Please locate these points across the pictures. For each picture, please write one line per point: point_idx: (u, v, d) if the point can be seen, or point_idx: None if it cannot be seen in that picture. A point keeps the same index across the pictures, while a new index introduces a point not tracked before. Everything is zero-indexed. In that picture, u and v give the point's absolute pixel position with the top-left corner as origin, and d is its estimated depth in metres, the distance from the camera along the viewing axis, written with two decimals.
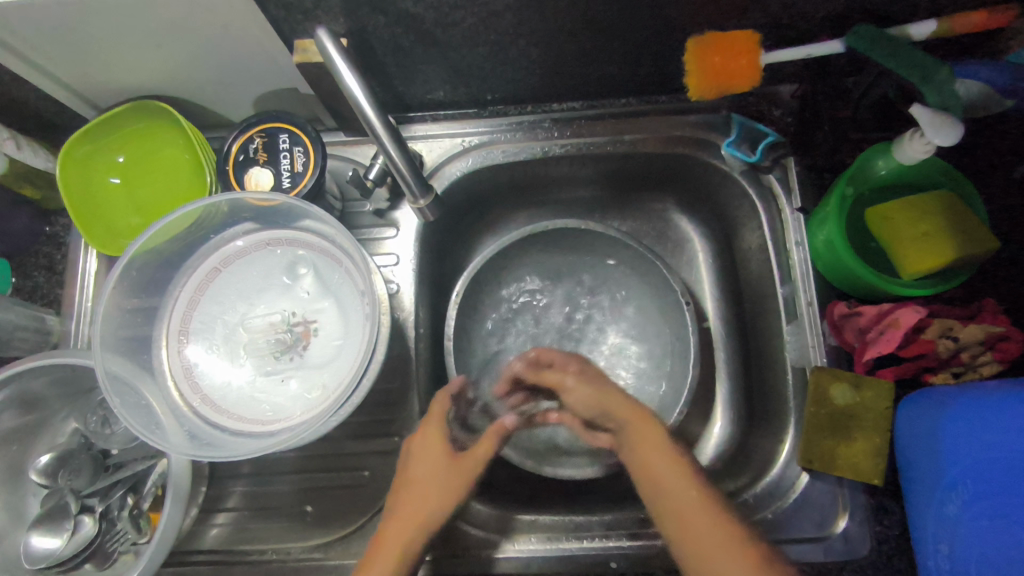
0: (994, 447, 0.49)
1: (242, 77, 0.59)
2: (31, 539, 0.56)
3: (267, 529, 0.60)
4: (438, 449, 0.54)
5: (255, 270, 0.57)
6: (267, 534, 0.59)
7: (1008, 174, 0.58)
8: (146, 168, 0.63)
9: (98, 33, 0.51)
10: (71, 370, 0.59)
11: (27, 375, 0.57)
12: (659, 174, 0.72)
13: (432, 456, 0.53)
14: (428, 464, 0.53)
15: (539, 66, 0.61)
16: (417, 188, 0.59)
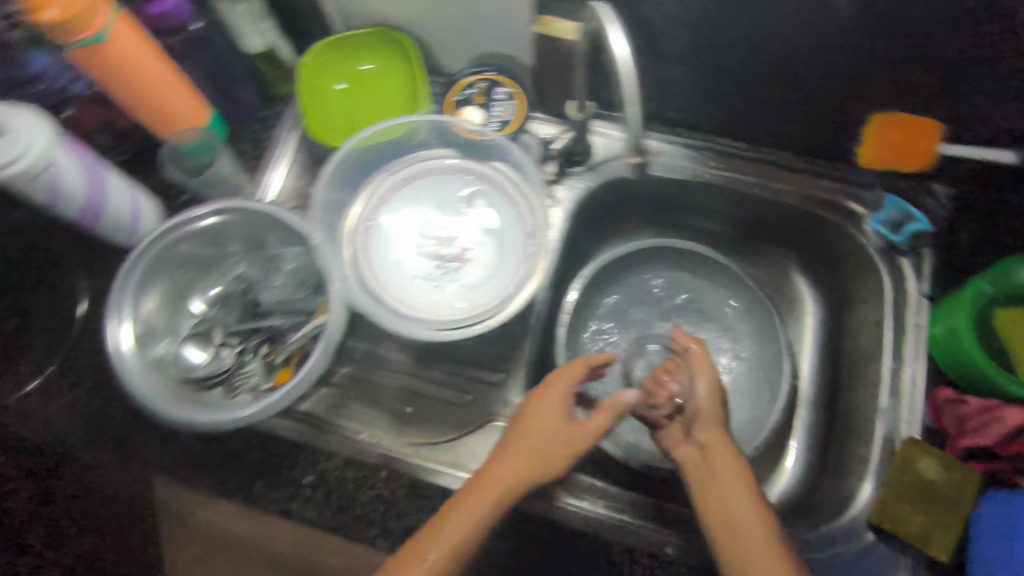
0: None
1: (476, 34, 0.68)
2: (182, 349, 0.64)
3: None
4: (557, 413, 0.57)
5: (441, 188, 0.64)
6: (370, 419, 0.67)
7: None
8: (367, 85, 0.72)
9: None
10: (256, 221, 0.67)
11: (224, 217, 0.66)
12: (796, 231, 0.77)
13: (550, 420, 0.57)
14: (546, 422, 0.57)
15: (729, 99, 0.68)
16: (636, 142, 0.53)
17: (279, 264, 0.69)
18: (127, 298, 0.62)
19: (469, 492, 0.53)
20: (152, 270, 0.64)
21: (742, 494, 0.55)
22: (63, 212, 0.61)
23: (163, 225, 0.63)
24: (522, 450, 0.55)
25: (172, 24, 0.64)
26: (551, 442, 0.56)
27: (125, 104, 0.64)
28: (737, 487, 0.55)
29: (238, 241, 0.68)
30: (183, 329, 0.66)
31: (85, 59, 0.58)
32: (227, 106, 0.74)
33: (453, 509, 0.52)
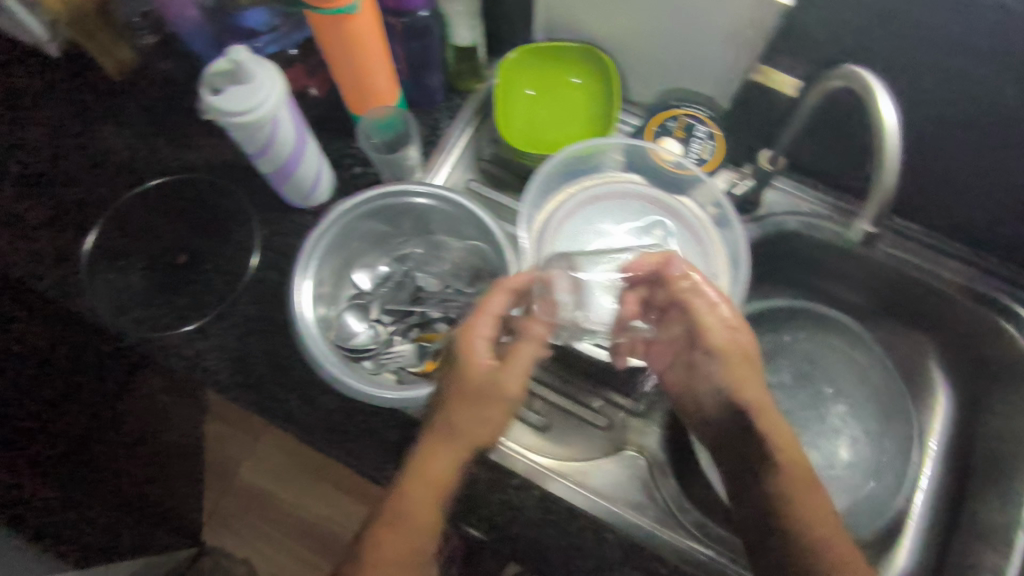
0: None
1: (679, 73, 0.68)
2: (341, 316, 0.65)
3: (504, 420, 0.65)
4: (484, 386, 0.48)
5: (626, 212, 0.64)
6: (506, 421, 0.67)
7: None
8: (559, 99, 0.73)
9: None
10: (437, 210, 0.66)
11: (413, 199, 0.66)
12: (947, 324, 0.75)
13: (478, 400, 0.48)
14: (467, 391, 0.48)
15: (921, 181, 0.67)
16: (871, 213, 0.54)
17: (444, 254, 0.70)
18: (313, 254, 0.61)
19: (414, 469, 0.48)
20: (332, 244, 0.64)
21: (827, 528, 0.49)
22: (263, 162, 0.62)
23: (358, 193, 0.63)
24: (455, 424, 0.48)
25: (406, 8, 0.63)
26: (453, 405, 0.49)
27: (338, 70, 0.65)
28: (795, 489, 0.50)
29: (410, 222, 0.68)
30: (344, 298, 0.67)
31: (324, 23, 0.59)
32: (414, 91, 0.75)
33: (405, 489, 0.48)
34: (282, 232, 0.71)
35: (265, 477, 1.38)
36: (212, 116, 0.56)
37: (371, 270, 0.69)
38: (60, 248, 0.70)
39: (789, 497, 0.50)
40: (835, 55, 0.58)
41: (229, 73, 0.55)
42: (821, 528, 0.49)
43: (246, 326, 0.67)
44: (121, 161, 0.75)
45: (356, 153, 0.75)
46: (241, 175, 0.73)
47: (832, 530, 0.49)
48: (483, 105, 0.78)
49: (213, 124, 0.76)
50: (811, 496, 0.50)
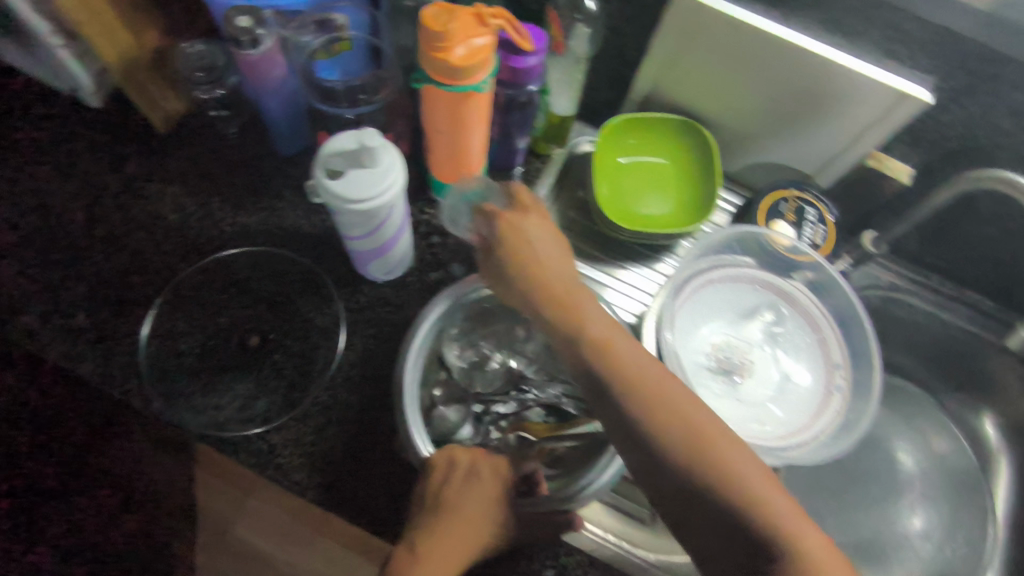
0: None
1: (780, 148, 0.67)
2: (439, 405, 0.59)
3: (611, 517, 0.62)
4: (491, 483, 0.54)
5: (735, 297, 0.64)
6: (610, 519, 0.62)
7: None
8: (648, 169, 0.70)
9: (760, 70, 0.59)
10: None
11: None
12: (1009, 395, 0.78)
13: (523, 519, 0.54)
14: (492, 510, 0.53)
15: (1004, 262, 0.69)
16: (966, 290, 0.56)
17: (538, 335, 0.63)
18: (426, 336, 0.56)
19: (422, 557, 0.50)
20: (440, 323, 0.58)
21: (728, 467, 0.40)
22: (362, 243, 0.57)
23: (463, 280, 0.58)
24: (454, 513, 0.52)
25: (516, 82, 0.59)
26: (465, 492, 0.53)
27: (436, 138, 0.61)
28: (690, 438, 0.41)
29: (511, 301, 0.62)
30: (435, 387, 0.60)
31: (442, 99, 0.54)
32: (498, 156, 0.71)
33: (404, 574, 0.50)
34: (358, 308, 0.65)
35: (268, 538, 1.05)
36: (323, 198, 0.50)
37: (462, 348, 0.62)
38: (103, 327, 0.61)
39: (701, 439, 0.41)
40: (953, 145, 0.58)
41: (353, 154, 0.50)
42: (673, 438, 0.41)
43: (325, 414, 0.60)
44: (168, 226, 0.66)
45: (432, 220, 0.71)
46: (310, 244, 0.67)
47: (724, 452, 0.41)
48: (563, 170, 0.75)
49: (273, 186, 0.69)
50: (700, 425, 0.41)
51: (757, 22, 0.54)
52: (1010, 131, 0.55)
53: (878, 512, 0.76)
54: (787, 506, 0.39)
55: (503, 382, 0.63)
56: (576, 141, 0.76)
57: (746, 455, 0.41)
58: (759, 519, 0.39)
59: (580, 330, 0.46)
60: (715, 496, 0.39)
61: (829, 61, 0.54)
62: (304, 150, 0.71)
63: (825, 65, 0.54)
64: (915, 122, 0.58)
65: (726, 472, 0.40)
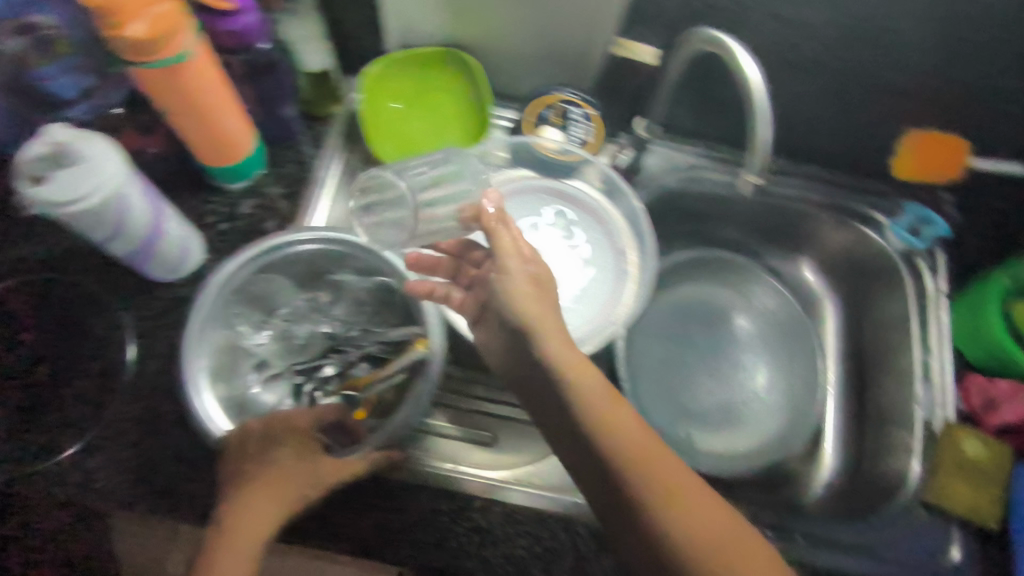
0: None
1: (541, 56, 0.68)
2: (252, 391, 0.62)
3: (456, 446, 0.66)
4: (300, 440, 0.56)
5: (523, 209, 0.64)
6: (454, 449, 0.68)
7: None
8: (421, 106, 0.70)
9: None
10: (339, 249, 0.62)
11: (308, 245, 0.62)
12: (817, 240, 0.83)
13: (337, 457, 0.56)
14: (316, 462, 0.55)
15: (773, 120, 0.72)
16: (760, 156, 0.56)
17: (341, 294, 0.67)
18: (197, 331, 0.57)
19: (229, 529, 0.51)
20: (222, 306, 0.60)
21: (631, 442, 0.45)
22: (116, 245, 0.54)
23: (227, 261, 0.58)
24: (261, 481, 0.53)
25: (239, 45, 0.57)
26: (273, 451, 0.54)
27: (180, 122, 0.59)
28: (634, 448, 0.45)
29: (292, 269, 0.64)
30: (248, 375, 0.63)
31: (152, 77, 0.52)
32: (271, 127, 0.69)
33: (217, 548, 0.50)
34: (153, 314, 0.63)
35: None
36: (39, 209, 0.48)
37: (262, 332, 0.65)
38: None
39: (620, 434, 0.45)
40: (681, 18, 0.60)
41: (55, 156, 0.48)
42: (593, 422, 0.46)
43: (136, 424, 0.58)
44: None
45: (219, 207, 0.69)
46: (87, 261, 0.64)
47: (633, 435, 0.46)
48: (349, 125, 0.75)
49: None
50: (618, 412, 0.46)
51: None
52: None
53: (724, 378, 0.81)
54: (710, 503, 0.44)
55: (317, 349, 0.66)
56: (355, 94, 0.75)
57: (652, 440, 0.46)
58: (660, 498, 0.43)
59: (530, 327, 0.50)
60: (651, 512, 0.43)
61: None
62: None
63: None
64: (639, 3, 0.59)
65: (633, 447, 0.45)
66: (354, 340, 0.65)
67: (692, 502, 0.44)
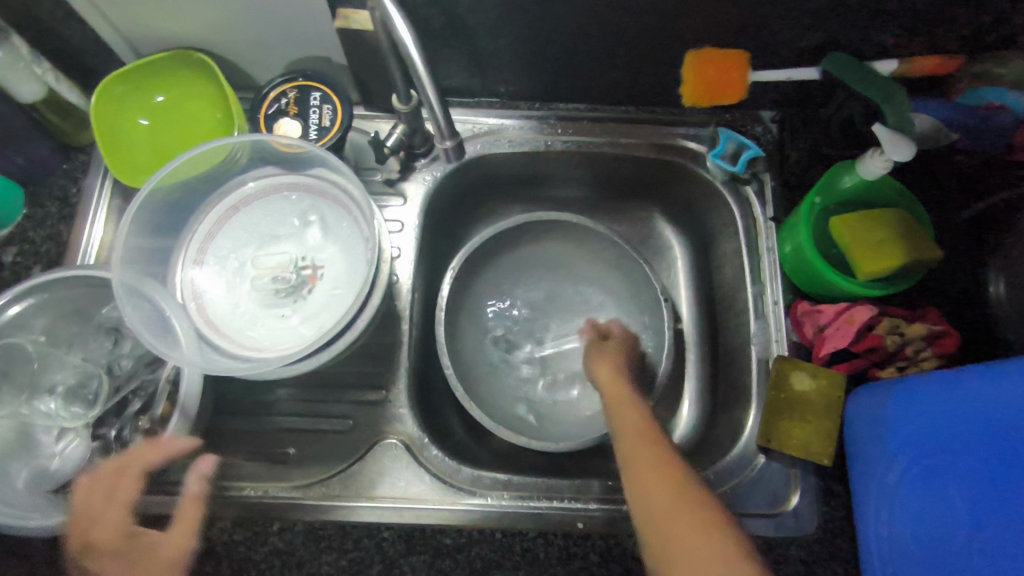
0: (954, 431, 0.52)
1: (278, 40, 0.63)
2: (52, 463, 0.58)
3: (248, 469, 0.61)
4: (135, 489, 0.57)
5: (269, 213, 0.60)
6: (250, 471, 0.61)
7: (957, 216, 0.65)
8: (173, 117, 0.66)
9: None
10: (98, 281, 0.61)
11: (58, 284, 0.61)
12: (649, 181, 0.78)
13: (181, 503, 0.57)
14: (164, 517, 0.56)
15: (553, 64, 0.67)
16: (445, 130, 0.63)
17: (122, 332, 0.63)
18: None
19: None
20: None
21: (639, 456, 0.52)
22: None
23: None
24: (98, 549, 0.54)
25: None
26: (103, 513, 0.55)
27: None
28: (643, 485, 0.50)
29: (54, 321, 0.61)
30: (42, 446, 0.58)
31: None
32: (19, 166, 0.66)
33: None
34: None
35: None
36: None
37: (49, 395, 0.60)
38: None
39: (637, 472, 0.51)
40: None
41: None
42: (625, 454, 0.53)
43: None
44: None
45: None
46: None
47: (641, 459, 0.51)
48: None
49: None
50: (636, 439, 0.53)
51: None
52: None
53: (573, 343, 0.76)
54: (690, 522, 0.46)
55: (107, 392, 0.61)
56: None
57: (670, 464, 0.50)
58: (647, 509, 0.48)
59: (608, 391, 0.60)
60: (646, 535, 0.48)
61: None
62: None
63: None
64: None
65: (641, 466, 0.50)
66: (150, 370, 0.62)
67: (677, 526, 0.46)
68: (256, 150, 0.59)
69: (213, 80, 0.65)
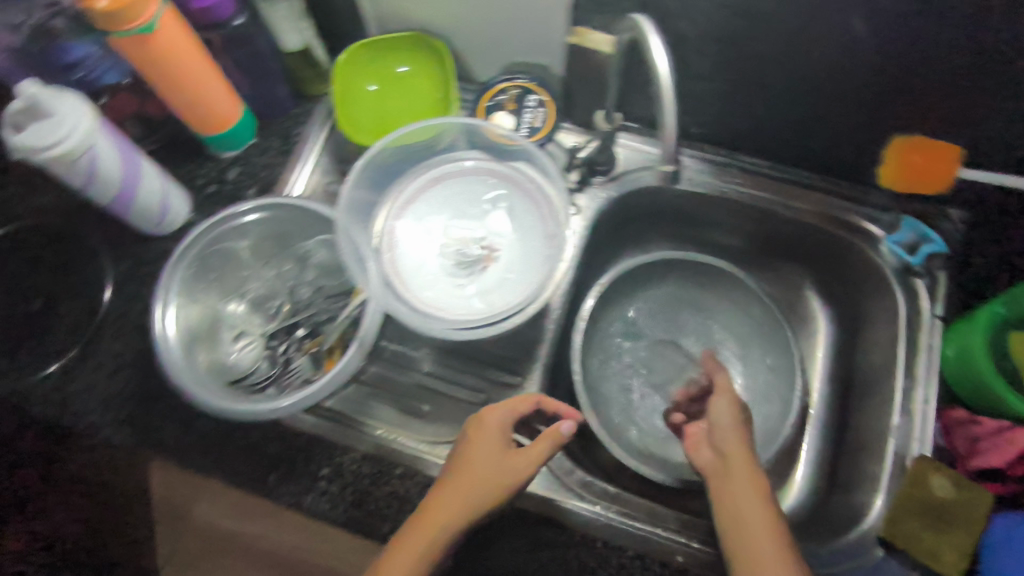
0: None
1: (509, 41, 0.69)
2: (228, 356, 0.66)
3: (378, 408, 0.68)
4: (499, 438, 0.57)
5: (466, 190, 0.64)
6: (381, 413, 0.67)
7: None
8: (396, 87, 0.73)
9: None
10: (305, 216, 0.68)
11: (276, 210, 0.68)
12: (812, 250, 0.77)
13: (488, 441, 0.57)
14: (476, 457, 0.56)
15: (754, 116, 0.69)
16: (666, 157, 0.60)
17: (308, 262, 0.70)
18: (172, 298, 0.64)
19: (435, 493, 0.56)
20: (196, 272, 0.66)
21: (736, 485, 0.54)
22: (97, 195, 0.62)
23: (190, 235, 0.64)
24: (483, 484, 0.54)
25: (216, 20, 0.64)
26: (494, 459, 0.56)
27: (165, 94, 0.66)
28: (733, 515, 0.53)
29: (260, 240, 0.69)
30: (226, 341, 0.66)
31: (127, 47, 0.59)
32: (262, 101, 0.75)
33: (396, 549, 0.51)
34: (142, 262, 0.71)
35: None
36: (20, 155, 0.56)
37: (239, 298, 0.68)
38: None
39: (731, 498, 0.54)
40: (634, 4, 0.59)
41: (29, 110, 0.54)
42: (724, 493, 0.55)
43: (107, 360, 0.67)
44: None
45: (209, 173, 0.75)
46: (90, 212, 0.72)
47: (740, 493, 0.53)
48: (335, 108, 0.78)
49: None
50: (735, 467, 0.55)
51: None
52: None
53: None
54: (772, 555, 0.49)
55: (285, 312, 0.68)
56: None
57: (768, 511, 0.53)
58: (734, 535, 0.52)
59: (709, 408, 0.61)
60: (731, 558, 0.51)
61: None
62: None
63: None
64: None
65: (745, 513, 0.52)
66: (324, 299, 0.69)
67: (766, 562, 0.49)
68: (469, 131, 0.63)
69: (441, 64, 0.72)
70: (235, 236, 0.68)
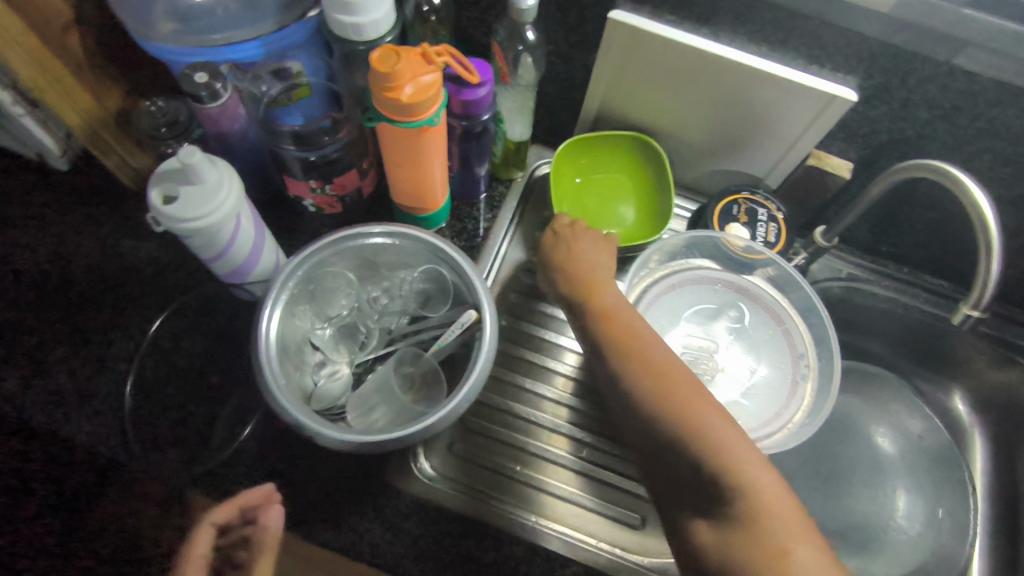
0: None
1: (730, 150, 0.70)
2: (321, 384, 0.61)
3: (581, 517, 0.63)
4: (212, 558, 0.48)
5: (697, 300, 0.66)
6: (586, 522, 0.63)
7: None
8: (603, 183, 0.74)
9: (692, 78, 0.62)
10: (410, 249, 0.63)
11: (396, 247, 0.63)
12: (977, 371, 0.80)
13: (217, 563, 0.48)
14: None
15: (952, 247, 0.72)
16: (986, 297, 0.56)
17: (394, 291, 0.66)
18: (280, 300, 0.58)
19: None
20: (295, 297, 0.61)
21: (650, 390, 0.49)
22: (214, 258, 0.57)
23: (304, 252, 0.59)
24: None
25: (469, 114, 0.61)
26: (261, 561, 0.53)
27: (398, 174, 0.62)
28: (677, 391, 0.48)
29: (351, 264, 0.65)
30: (310, 367, 0.61)
31: (397, 135, 0.56)
32: (464, 183, 0.73)
33: None
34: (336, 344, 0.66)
35: None
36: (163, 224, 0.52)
37: (324, 322, 0.65)
38: (81, 384, 0.63)
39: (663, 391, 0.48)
40: (887, 139, 0.62)
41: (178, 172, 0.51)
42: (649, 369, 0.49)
43: (297, 453, 0.60)
44: (141, 277, 0.67)
45: None
46: None
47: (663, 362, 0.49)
48: (524, 194, 0.77)
49: None
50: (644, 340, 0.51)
51: (688, 39, 0.58)
52: (930, 120, 0.58)
53: (866, 492, 0.77)
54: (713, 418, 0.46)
55: (374, 345, 0.65)
56: (535, 164, 0.79)
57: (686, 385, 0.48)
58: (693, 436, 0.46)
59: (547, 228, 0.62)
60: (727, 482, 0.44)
61: (755, 69, 0.58)
62: (269, 193, 0.72)
63: (752, 71, 0.58)
64: (847, 120, 0.61)
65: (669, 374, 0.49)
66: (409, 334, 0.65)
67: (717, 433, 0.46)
68: (715, 245, 0.65)
69: (651, 165, 0.73)
70: (337, 258, 0.63)
